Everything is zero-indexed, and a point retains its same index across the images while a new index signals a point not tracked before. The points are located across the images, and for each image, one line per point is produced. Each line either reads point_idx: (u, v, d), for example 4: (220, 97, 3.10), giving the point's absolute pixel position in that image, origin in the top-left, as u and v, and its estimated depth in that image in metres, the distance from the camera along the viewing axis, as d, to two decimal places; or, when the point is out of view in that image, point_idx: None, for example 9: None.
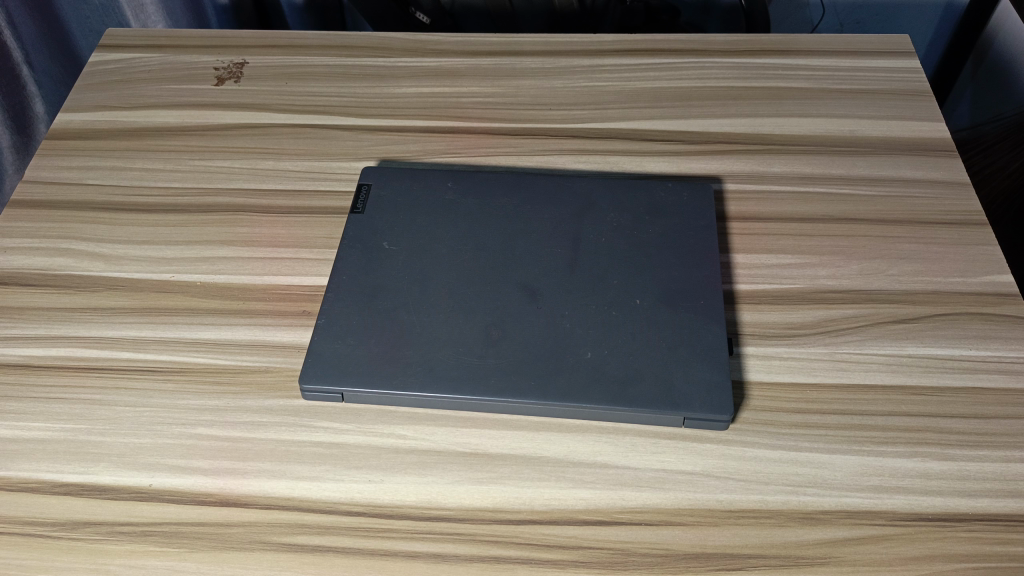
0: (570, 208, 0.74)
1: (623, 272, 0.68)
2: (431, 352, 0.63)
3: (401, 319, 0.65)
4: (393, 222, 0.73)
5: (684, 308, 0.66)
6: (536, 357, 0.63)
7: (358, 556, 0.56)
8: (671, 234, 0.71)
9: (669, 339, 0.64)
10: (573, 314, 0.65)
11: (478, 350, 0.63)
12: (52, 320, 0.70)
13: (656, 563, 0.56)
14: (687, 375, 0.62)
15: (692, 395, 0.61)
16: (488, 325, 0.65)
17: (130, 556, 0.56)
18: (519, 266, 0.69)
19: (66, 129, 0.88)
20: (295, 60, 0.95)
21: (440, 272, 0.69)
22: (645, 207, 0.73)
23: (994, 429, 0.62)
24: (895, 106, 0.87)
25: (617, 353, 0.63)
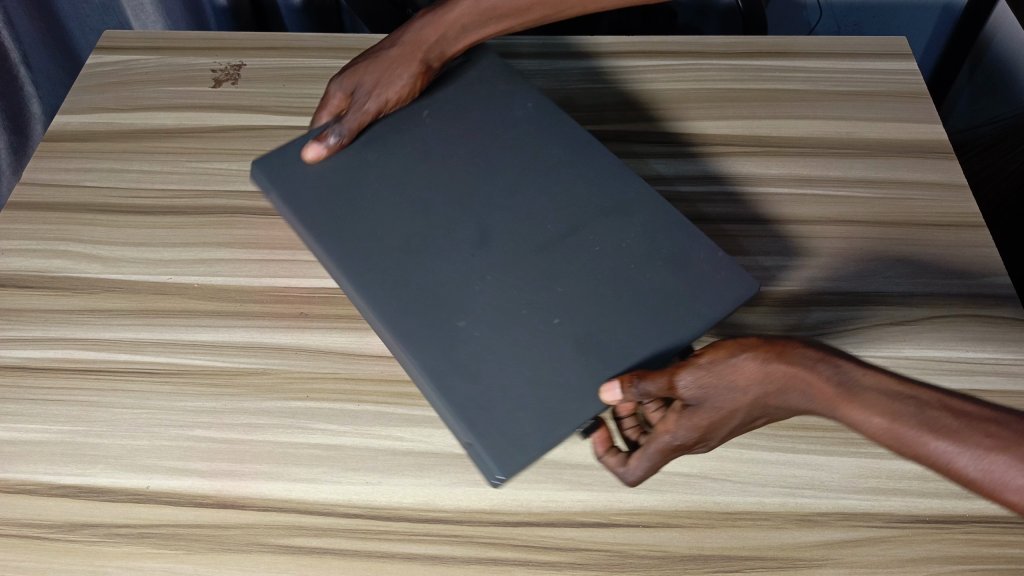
0: (602, 188, 0.64)
1: (566, 289, 0.57)
2: (355, 220, 0.63)
3: (357, 190, 0.65)
4: (436, 104, 0.72)
5: (596, 362, 0.53)
6: (423, 292, 0.58)
7: (356, 557, 0.56)
8: (686, 296, 0.56)
9: (542, 377, 0.53)
10: (500, 294, 0.57)
11: (392, 246, 0.61)
12: (49, 321, 0.70)
13: (653, 565, 0.56)
14: (520, 413, 0.51)
15: (510, 439, 0.50)
16: (417, 233, 0.61)
17: (126, 558, 0.56)
18: (500, 213, 0.63)
19: (63, 131, 0.88)
20: (294, 62, 0.95)
21: (414, 165, 0.67)
22: (676, 243, 0.59)
23: None
24: (893, 107, 0.88)
25: (496, 368, 0.54)
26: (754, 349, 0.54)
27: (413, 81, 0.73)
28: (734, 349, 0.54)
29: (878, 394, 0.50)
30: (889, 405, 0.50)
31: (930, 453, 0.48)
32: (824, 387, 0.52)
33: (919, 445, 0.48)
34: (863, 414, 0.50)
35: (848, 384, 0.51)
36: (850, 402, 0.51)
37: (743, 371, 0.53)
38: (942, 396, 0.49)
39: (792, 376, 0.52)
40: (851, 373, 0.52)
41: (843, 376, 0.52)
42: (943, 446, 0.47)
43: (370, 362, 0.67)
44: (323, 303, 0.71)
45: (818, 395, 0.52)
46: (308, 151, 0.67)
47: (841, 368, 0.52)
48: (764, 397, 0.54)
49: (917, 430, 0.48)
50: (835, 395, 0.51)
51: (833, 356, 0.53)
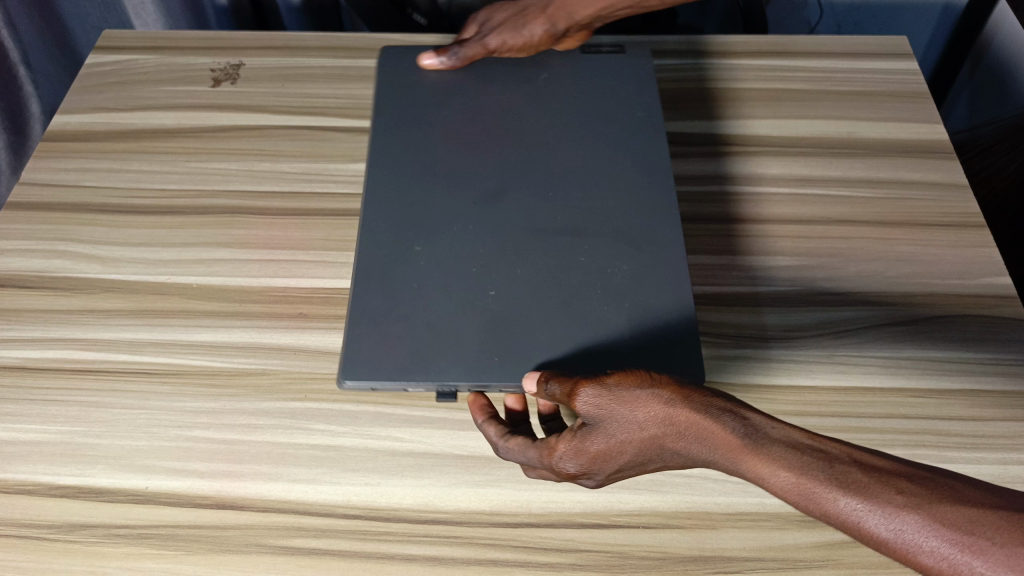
0: (636, 216, 0.63)
1: (516, 274, 0.60)
2: (415, 133, 0.69)
3: (432, 99, 0.72)
4: (562, 67, 0.75)
5: (488, 340, 0.56)
6: (415, 219, 0.63)
7: (355, 558, 0.56)
8: (626, 354, 0.56)
9: (445, 319, 0.57)
10: (466, 248, 0.61)
11: (427, 166, 0.66)
12: (48, 321, 0.70)
13: (653, 566, 0.56)
14: (405, 334, 0.56)
15: (373, 359, 0.55)
16: (446, 168, 0.66)
17: (125, 558, 0.56)
18: (526, 192, 0.65)
19: (63, 131, 0.87)
20: (294, 61, 0.95)
21: (481, 99, 0.72)
22: (651, 297, 0.58)
23: (992, 431, 0.62)
24: (894, 107, 0.88)
25: (403, 299, 0.58)
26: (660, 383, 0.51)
27: (535, 36, 0.77)
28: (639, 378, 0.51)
29: (787, 452, 0.46)
30: (794, 457, 0.46)
31: (839, 512, 0.43)
32: (728, 438, 0.48)
33: (826, 501, 0.44)
34: (768, 469, 0.46)
35: (755, 432, 0.48)
36: (753, 456, 0.47)
37: (643, 405, 0.51)
38: (851, 451, 0.46)
39: (697, 417, 0.49)
40: (758, 422, 0.48)
41: (750, 430, 0.48)
42: (846, 504, 0.43)
43: None
44: (323, 303, 0.71)
45: (722, 442, 0.48)
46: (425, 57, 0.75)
47: (749, 416, 0.49)
48: (660, 437, 0.51)
49: (824, 484, 0.44)
50: (739, 443, 0.48)
51: (741, 405, 0.49)
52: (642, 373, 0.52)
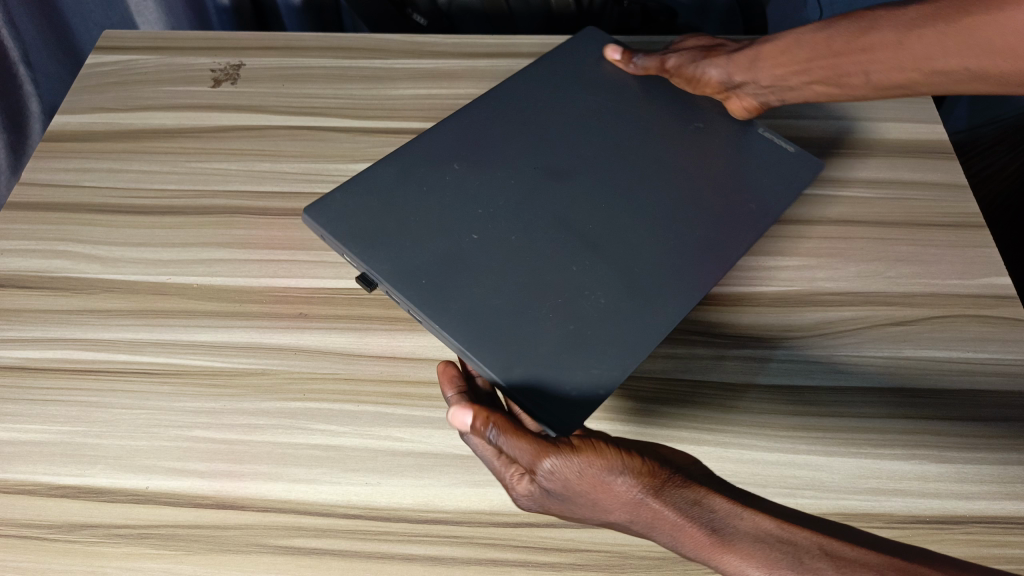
0: (652, 271, 0.58)
1: (506, 232, 0.59)
2: (542, 91, 0.72)
3: (578, 77, 0.74)
4: (724, 123, 0.71)
5: (428, 265, 0.56)
6: (476, 148, 0.65)
7: (355, 558, 0.56)
8: (535, 365, 0.52)
9: (418, 222, 0.59)
10: (493, 193, 0.61)
11: (523, 116, 0.69)
12: (48, 322, 0.70)
13: (653, 565, 0.56)
14: (378, 216, 0.59)
15: (337, 217, 0.58)
16: (536, 126, 0.68)
17: (126, 558, 0.56)
18: (584, 191, 0.63)
19: (63, 131, 0.87)
20: (294, 61, 0.95)
21: (610, 89, 0.73)
22: (596, 340, 0.53)
23: (991, 431, 0.62)
24: (893, 107, 0.88)
25: (402, 194, 0.61)
26: (632, 461, 0.50)
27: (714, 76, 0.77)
28: (613, 449, 0.50)
29: (757, 551, 0.45)
30: (764, 555, 0.44)
31: None
32: (695, 534, 0.47)
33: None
34: (741, 567, 0.45)
35: (725, 525, 0.47)
36: (725, 553, 0.46)
37: (611, 480, 0.49)
38: (823, 543, 0.45)
39: (667, 506, 0.48)
40: (726, 516, 0.47)
41: (716, 523, 0.47)
42: None
43: (370, 363, 0.67)
44: (323, 303, 0.71)
45: (691, 538, 0.47)
46: (609, 48, 0.77)
47: (719, 508, 0.48)
48: (629, 519, 0.50)
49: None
50: (708, 541, 0.46)
51: (711, 494, 0.48)
52: (612, 450, 0.50)
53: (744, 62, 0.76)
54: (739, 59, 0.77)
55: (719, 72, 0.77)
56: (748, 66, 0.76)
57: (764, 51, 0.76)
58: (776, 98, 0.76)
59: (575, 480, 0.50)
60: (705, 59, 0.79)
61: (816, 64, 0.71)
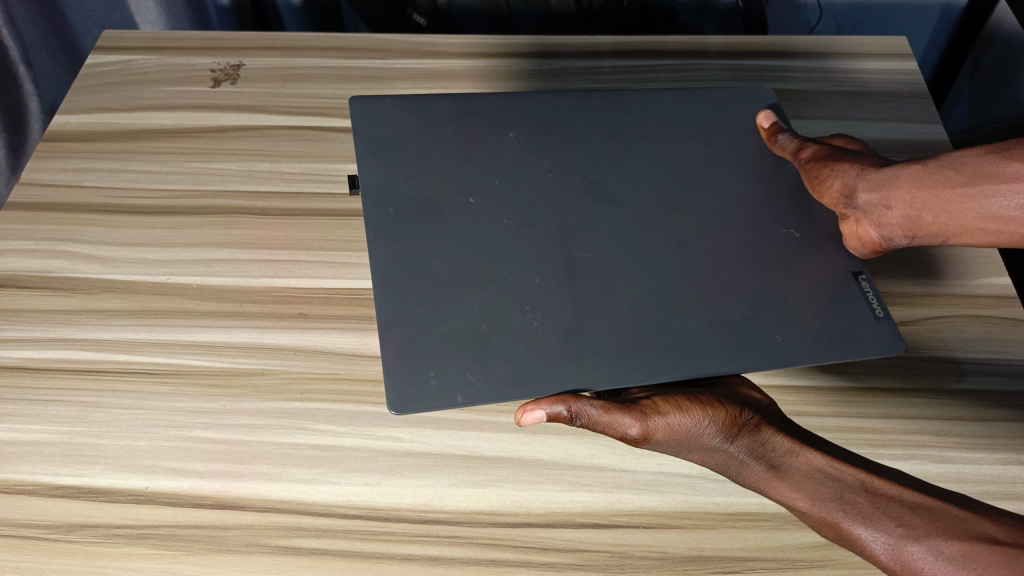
0: (600, 329, 0.54)
1: (497, 213, 0.59)
2: (657, 117, 0.67)
3: (712, 126, 0.68)
4: (826, 245, 0.62)
5: (407, 206, 0.58)
6: (542, 127, 0.65)
7: (355, 559, 0.56)
8: (432, 336, 0.52)
9: (430, 161, 0.61)
10: (522, 179, 0.61)
11: (616, 129, 0.66)
12: (47, 322, 0.70)
13: (653, 566, 0.56)
14: (407, 140, 0.61)
15: (376, 122, 0.62)
16: (615, 141, 0.65)
17: (126, 559, 0.56)
18: (606, 224, 0.59)
19: (62, 131, 0.87)
20: (294, 61, 0.95)
21: (717, 139, 0.67)
22: (494, 347, 0.53)
23: (991, 432, 0.63)
24: (892, 108, 0.88)
25: (442, 133, 0.62)
26: (719, 413, 0.56)
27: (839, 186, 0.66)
28: (700, 407, 0.56)
29: (805, 480, 0.55)
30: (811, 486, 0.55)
31: (857, 538, 0.53)
32: (760, 470, 0.56)
33: (844, 525, 0.53)
34: (792, 495, 0.55)
35: (783, 461, 0.56)
36: (781, 483, 0.56)
37: (698, 432, 0.56)
38: (867, 481, 0.55)
39: (739, 449, 0.57)
40: (784, 453, 0.56)
41: (774, 461, 0.56)
42: (867, 532, 0.52)
43: (370, 363, 0.67)
44: (322, 303, 0.71)
45: (753, 473, 0.57)
46: (766, 114, 0.69)
47: (780, 446, 0.57)
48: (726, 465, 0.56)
49: (839, 512, 0.53)
50: (769, 475, 0.56)
51: (776, 434, 0.57)
52: (697, 407, 0.56)
53: (878, 178, 0.66)
54: (874, 174, 0.67)
55: (847, 179, 0.67)
56: (878, 183, 0.66)
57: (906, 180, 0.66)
58: (900, 229, 0.65)
59: (668, 438, 0.57)
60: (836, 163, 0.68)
61: (949, 196, 0.63)
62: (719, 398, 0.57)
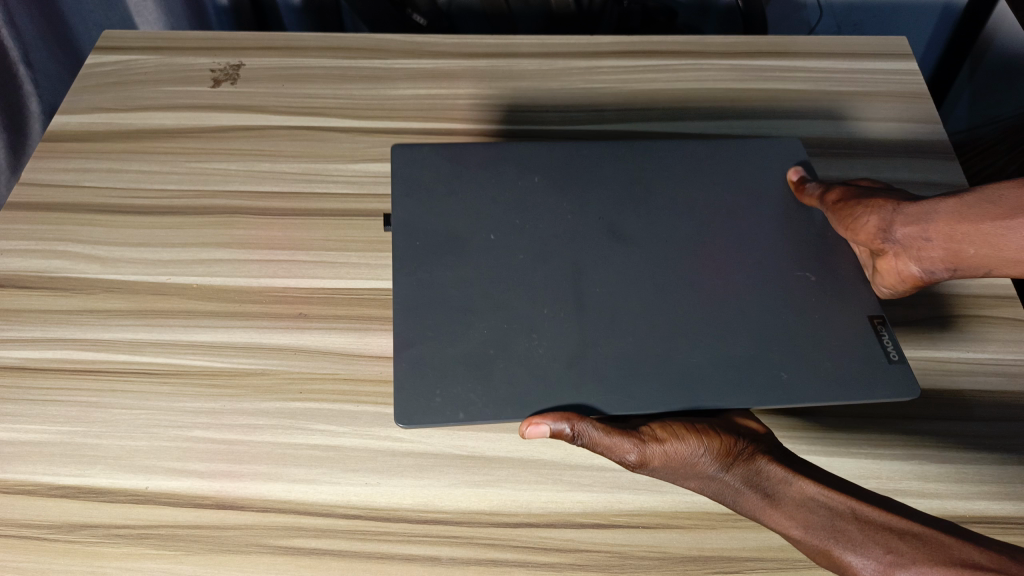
0: (605, 361, 0.55)
1: (513, 248, 0.61)
2: (682, 160, 0.68)
3: (737, 171, 0.68)
4: (845, 287, 0.61)
5: (431, 238, 0.61)
6: (566, 170, 0.66)
7: (355, 559, 0.56)
8: (441, 358, 0.55)
9: (456, 198, 0.63)
10: (541, 218, 0.63)
11: (640, 173, 0.67)
12: (47, 322, 0.70)
13: (653, 566, 0.56)
14: (438, 181, 0.64)
15: (412, 164, 0.65)
16: (637, 184, 0.66)
17: (127, 559, 0.56)
18: (620, 262, 0.61)
19: (62, 131, 0.87)
20: (294, 61, 0.95)
21: (740, 181, 0.67)
22: (500, 373, 0.54)
23: (990, 432, 0.63)
24: (893, 108, 0.88)
25: (471, 175, 0.65)
26: (714, 441, 0.55)
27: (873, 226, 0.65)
28: (696, 434, 0.55)
29: (798, 509, 0.54)
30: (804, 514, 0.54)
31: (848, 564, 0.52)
32: (753, 499, 0.55)
33: (835, 552, 0.53)
34: (785, 523, 0.54)
35: (777, 489, 0.55)
36: (773, 511, 0.55)
37: (693, 460, 0.55)
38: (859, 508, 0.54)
39: (734, 478, 0.56)
40: (778, 481, 0.55)
41: (767, 489, 0.55)
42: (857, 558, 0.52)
43: (370, 363, 0.67)
44: (322, 303, 0.71)
45: (749, 501, 0.56)
46: (794, 166, 0.69)
47: (774, 475, 0.56)
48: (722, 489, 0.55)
49: (830, 540, 0.53)
50: (762, 504, 0.55)
51: (771, 462, 0.56)
52: (696, 434, 0.55)
53: (917, 212, 0.64)
54: (914, 206, 0.65)
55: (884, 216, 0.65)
56: (917, 216, 0.64)
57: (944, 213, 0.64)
58: (941, 263, 0.64)
59: (664, 465, 0.56)
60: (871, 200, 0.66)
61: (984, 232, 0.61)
62: (716, 426, 0.56)
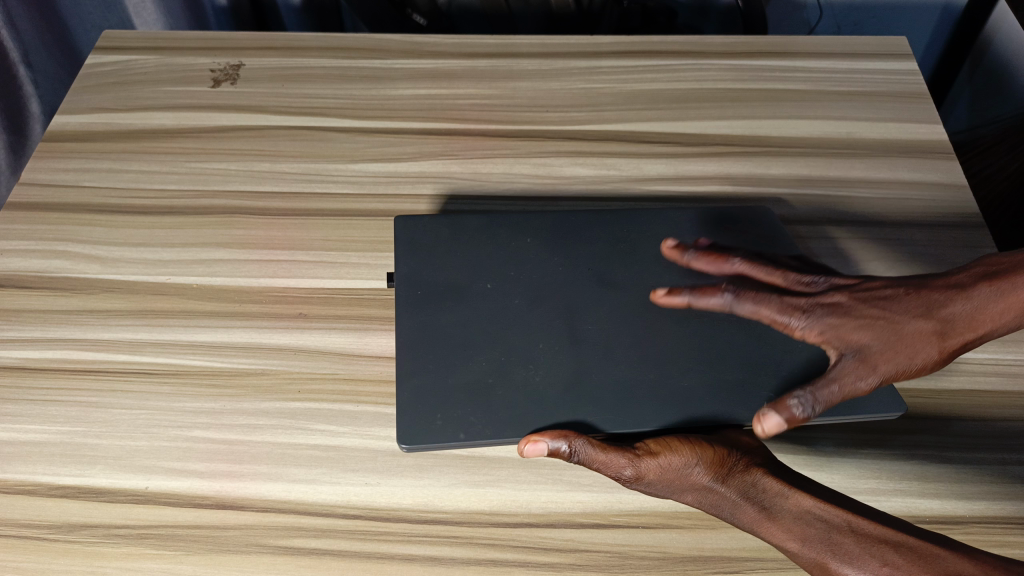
0: (599, 387, 0.57)
1: (509, 291, 0.64)
2: (669, 215, 0.71)
3: (720, 223, 0.71)
4: None
5: (432, 287, 0.64)
6: (560, 224, 0.70)
7: (355, 559, 0.56)
8: (443, 387, 0.57)
9: (457, 252, 0.67)
10: (536, 265, 0.66)
11: (629, 224, 0.70)
12: (47, 322, 0.70)
13: (652, 566, 0.56)
14: (438, 240, 0.68)
15: (411, 232, 0.69)
16: (627, 236, 0.69)
17: (126, 559, 0.56)
18: (611, 301, 0.63)
19: (62, 131, 0.87)
20: (294, 62, 0.95)
21: (724, 231, 0.71)
22: (499, 399, 0.56)
23: (992, 431, 0.62)
24: (893, 108, 0.88)
25: (468, 238, 0.68)
26: (707, 452, 0.54)
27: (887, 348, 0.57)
28: (690, 446, 0.53)
29: (795, 523, 0.53)
30: (800, 528, 0.52)
31: None
32: (748, 512, 0.54)
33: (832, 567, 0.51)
34: (781, 537, 0.53)
35: (773, 502, 0.54)
36: (769, 525, 0.53)
37: (688, 472, 0.54)
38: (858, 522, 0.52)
39: (730, 491, 0.54)
40: (775, 494, 0.54)
41: (764, 502, 0.54)
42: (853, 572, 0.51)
43: (370, 363, 0.67)
44: (322, 304, 0.71)
45: (745, 515, 0.54)
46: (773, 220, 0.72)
47: (770, 487, 0.54)
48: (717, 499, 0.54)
49: (827, 555, 0.51)
50: (757, 517, 0.54)
51: (767, 475, 0.55)
52: (688, 445, 0.54)
53: (933, 287, 0.60)
54: (924, 284, 0.60)
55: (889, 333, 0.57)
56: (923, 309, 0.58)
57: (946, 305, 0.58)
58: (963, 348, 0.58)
59: (658, 478, 0.54)
60: (860, 322, 0.58)
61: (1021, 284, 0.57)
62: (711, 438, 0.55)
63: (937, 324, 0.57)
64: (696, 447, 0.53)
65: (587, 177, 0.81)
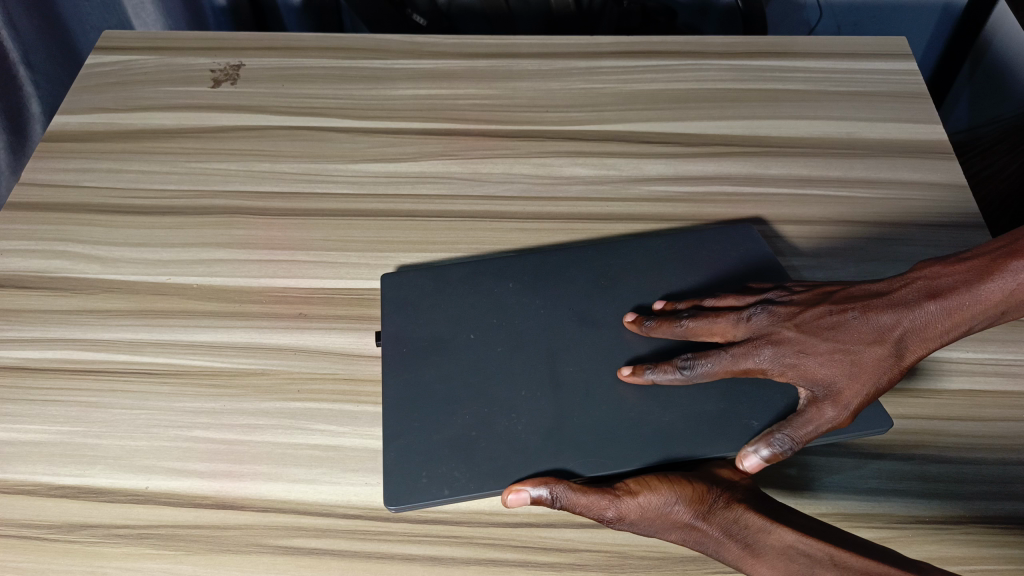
0: (580, 431, 0.57)
1: (490, 339, 0.64)
2: (648, 247, 0.71)
3: (702, 249, 0.71)
4: None
5: (414, 342, 0.64)
6: (540, 266, 0.70)
7: (355, 559, 0.56)
8: (427, 444, 0.57)
9: (440, 303, 0.67)
10: (516, 310, 0.66)
11: (609, 261, 0.70)
12: (47, 322, 0.70)
13: (652, 566, 0.56)
14: (422, 292, 0.68)
15: (397, 286, 0.69)
16: (607, 271, 0.69)
17: (126, 559, 0.56)
18: (591, 342, 0.63)
19: (63, 131, 0.87)
20: (294, 62, 0.95)
21: (706, 258, 0.70)
22: (483, 452, 0.57)
23: (992, 431, 0.61)
24: (892, 108, 0.88)
25: (450, 286, 0.69)
26: (687, 490, 0.54)
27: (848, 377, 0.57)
28: (667, 483, 0.54)
29: (778, 559, 0.53)
30: (784, 565, 0.52)
31: None
32: (732, 549, 0.53)
33: None
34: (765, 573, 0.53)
35: (756, 538, 0.53)
36: (753, 562, 0.53)
37: (668, 510, 0.54)
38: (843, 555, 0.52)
39: (713, 528, 0.54)
40: (758, 531, 0.53)
41: (747, 539, 0.53)
42: None
43: (371, 363, 0.67)
44: (323, 304, 0.71)
45: (729, 552, 0.54)
46: (755, 241, 0.72)
47: (752, 523, 0.54)
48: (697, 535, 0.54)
49: None
50: (741, 554, 0.53)
51: (749, 510, 0.54)
52: (665, 483, 0.54)
53: (879, 305, 0.59)
54: (867, 302, 0.60)
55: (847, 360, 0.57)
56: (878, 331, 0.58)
57: (895, 324, 0.58)
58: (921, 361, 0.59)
59: (639, 518, 0.54)
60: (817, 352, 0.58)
61: (961, 296, 0.59)
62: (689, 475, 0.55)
63: (891, 346, 0.58)
64: (674, 485, 0.54)
65: (586, 178, 0.81)
